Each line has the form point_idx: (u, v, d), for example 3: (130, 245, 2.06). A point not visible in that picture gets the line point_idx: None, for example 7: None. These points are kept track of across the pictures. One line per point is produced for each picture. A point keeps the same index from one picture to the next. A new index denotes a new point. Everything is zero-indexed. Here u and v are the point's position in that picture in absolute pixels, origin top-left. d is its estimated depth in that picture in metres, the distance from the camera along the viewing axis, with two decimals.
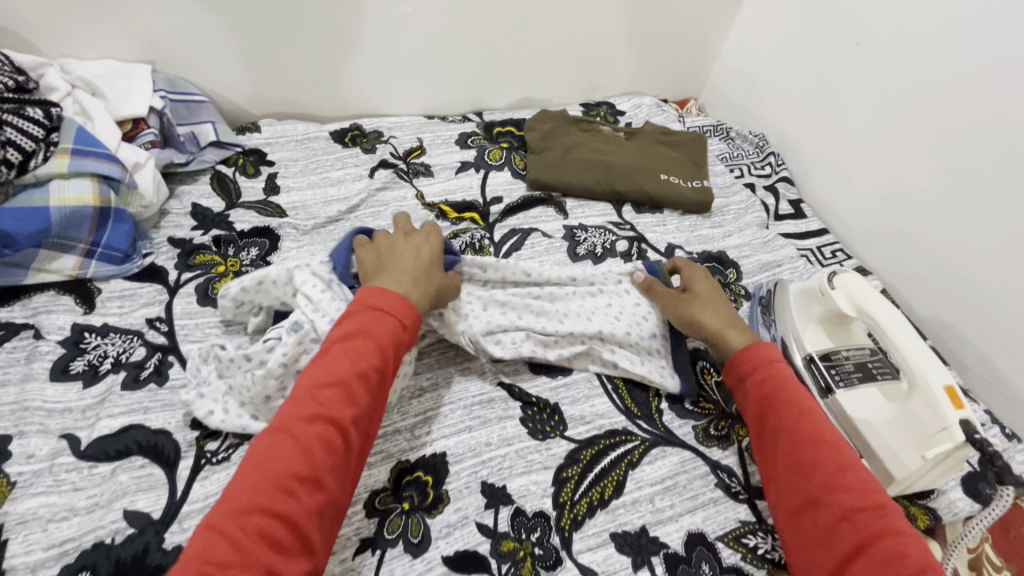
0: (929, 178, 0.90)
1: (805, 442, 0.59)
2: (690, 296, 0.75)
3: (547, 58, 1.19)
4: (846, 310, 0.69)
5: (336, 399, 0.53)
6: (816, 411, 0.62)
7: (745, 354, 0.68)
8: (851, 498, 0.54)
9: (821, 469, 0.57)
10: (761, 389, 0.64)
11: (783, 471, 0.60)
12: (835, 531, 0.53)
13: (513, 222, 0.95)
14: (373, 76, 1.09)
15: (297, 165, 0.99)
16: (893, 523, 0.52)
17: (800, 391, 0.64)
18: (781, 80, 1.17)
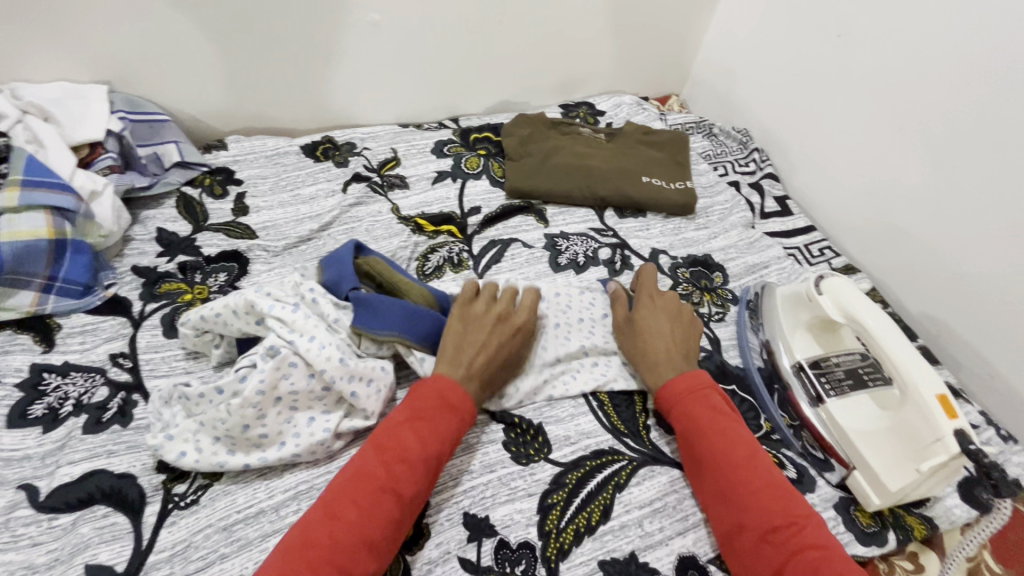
0: (916, 172, 0.88)
1: (729, 471, 0.58)
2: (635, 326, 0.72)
3: (523, 61, 1.16)
4: (834, 317, 0.66)
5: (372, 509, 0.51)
6: (737, 431, 0.60)
7: (672, 386, 0.65)
8: (768, 525, 0.53)
9: (739, 497, 0.56)
10: (682, 419, 0.63)
11: (709, 496, 0.59)
12: (760, 557, 0.53)
13: (492, 233, 0.93)
14: (344, 87, 1.06)
15: (267, 182, 0.96)
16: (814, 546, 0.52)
17: (717, 415, 0.62)
18: (762, 73, 1.14)
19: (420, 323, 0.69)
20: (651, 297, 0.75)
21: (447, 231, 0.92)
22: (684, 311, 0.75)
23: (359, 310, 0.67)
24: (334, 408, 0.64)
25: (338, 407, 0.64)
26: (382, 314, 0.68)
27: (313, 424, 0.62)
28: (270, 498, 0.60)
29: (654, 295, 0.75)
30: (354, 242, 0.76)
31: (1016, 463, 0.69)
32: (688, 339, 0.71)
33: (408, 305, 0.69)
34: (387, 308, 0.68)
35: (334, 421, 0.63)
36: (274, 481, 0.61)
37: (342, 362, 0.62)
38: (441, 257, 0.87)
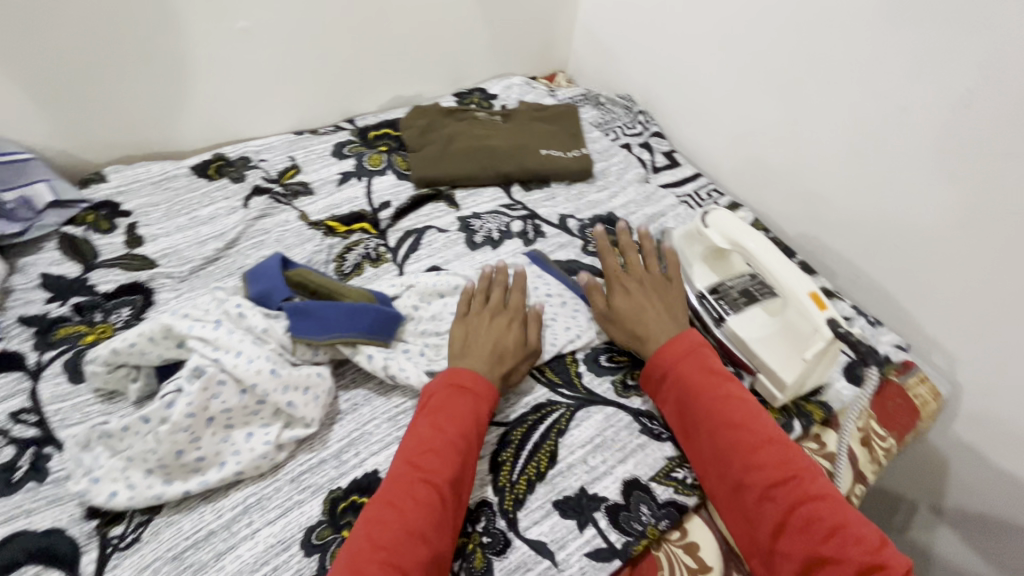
0: (775, 110, 0.99)
1: (717, 402, 0.63)
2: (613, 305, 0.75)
3: (409, 54, 1.17)
4: (720, 244, 0.75)
5: (416, 508, 0.53)
6: (731, 389, 0.64)
7: (666, 350, 0.68)
8: (769, 475, 0.57)
9: (722, 426, 0.61)
10: (674, 386, 0.66)
11: (706, 458, 0.62)
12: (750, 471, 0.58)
13: (406, 224, 0.94)
14: (227, 100, 1.03)
15: (160, 209, 0.91)
16: (815, 487, 0.56)
17: (709, 377, 0.65)
18: (633, 40, 1.23)
19: (360, 320, 0.69)
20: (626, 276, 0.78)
21: (360, 229, 0.92)
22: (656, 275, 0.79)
23: (296, 319, 0.67)
24: (272, 421, 0.63)
25: (276, 419, 0.63)
26: (318, 318, 0.68)
27: (251, 441, 0.61)
28: (219, 518, 0.59)
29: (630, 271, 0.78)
30: (284, 256, 0.76)
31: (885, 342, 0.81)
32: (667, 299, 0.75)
33: (344, 304, 0.69)
34: (324, 313, 0.68)
35: (273, 435, 0.62)
36: (220, 501, 0.60)
37: (274, 374, 0.61)
38: (359, 255, 0.88)
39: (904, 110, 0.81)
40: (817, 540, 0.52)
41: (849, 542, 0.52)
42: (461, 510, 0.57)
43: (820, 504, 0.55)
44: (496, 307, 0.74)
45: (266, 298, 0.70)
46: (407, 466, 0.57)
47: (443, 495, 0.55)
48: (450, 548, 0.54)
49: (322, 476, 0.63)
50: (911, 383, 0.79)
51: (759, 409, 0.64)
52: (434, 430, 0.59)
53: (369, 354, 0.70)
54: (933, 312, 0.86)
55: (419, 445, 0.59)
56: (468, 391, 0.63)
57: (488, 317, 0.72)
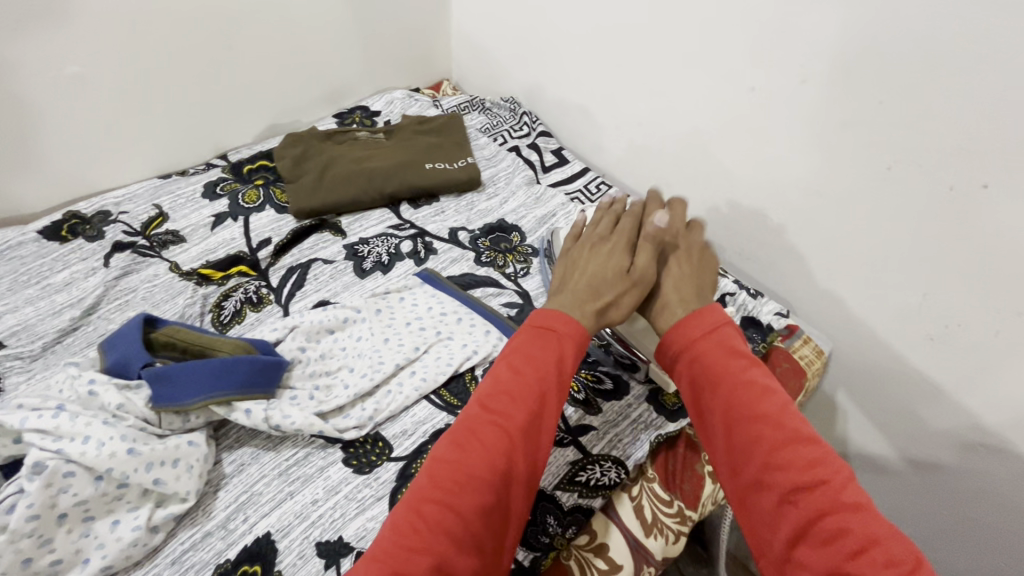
0: (641, 100, 0.99)
1: (738, 387, 0.52)
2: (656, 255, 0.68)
3: (276, 80, 1.11)
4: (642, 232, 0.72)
5: (479, 454, 0.49)
6: (757, 373, 0.54)
7: (688, 323, 0.58)
8: (793, 475, 0.46)
9: (744, 416, 0.51)
10: (690, 367, 0.56)
11: (721, 451, 0.52)
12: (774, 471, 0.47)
13: (288, 261, 0.89)
14: (72, 152, 0.94)
15: (3, 283, 0.82)
16: (845, 494, 0.45)
17: (730, 357, 0.55)
18: (508, 43, 1.23)
19: (233, 375, 0.65)
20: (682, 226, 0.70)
21: (238, 272, 0.87)
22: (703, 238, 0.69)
23: (157, 387, 0.62)
24: (141, 503, 0.58)
25: (145, 500, 0.58)
26: (182, 383, 0.62)
27: (117, 529, 0.56)
28: None
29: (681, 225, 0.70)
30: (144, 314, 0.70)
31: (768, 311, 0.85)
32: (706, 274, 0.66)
33: (211, 362, 0.64)
34: (189, 377, 0.63)
35: (143, 518, 0.57)
36: None
37: (132, 454, 0.56)
38: (238, 301, 0.83)
39: None
40: (839, 556, 0.42)
41: (876, 564, 0.41)
42: (541, 457, 0.52)
43: (850, 516, 0.44)
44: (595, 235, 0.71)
45: (123, 366, 0.64)
46: (477, 407, 0.52)
47: (514, 436, 0.50)
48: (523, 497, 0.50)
49: (207, 551, 0.59)
50: (797, 346, 0.83)
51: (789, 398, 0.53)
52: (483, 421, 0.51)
53: (247, 409, 0.65)
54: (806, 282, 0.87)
55: (495, 392, 0.53)
56: (552, 333, 0.57)
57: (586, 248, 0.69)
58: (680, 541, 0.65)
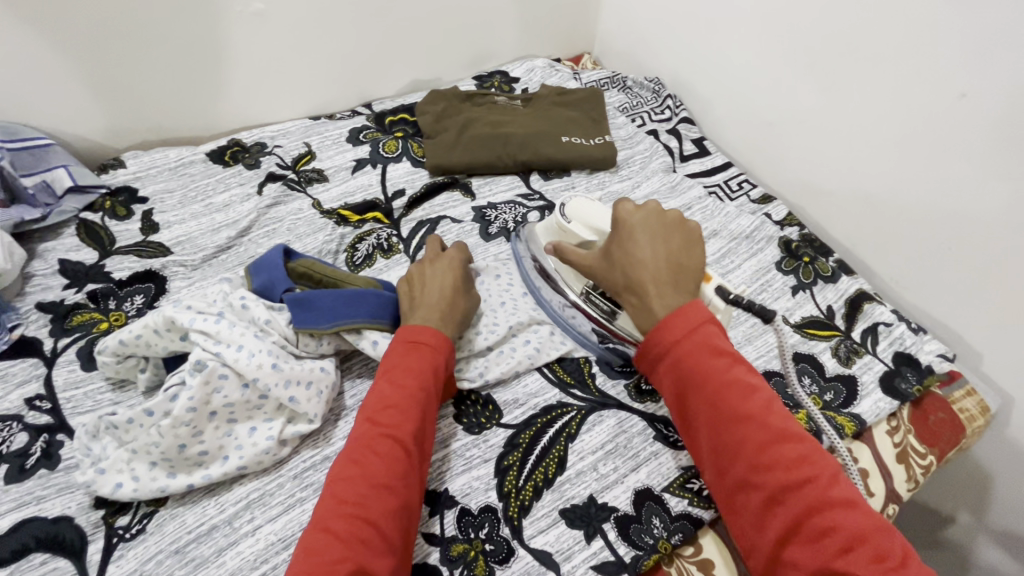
0: (813, 96, 0.92)
1: (726, 394, 0.52)
2: (612, 257, 0.63)
3: (427, 36, 1.13)
4: (589, 237, 0.69)
5: (371, 489, 0.51)
6: (739, 373, 0.54)
7: (673, 319, 0.56)
8: (779, 477, 0.48)
9: (731, 426, 0.51)
10: (673, 370, 0.55)
11: (707, 452, 0.53)
12: (764, 476, 0.49)
13: (420, 214, 0.92)
14: (245, 86, 1.01)
15: (174, 196, 0.91)
16: (834, 491, 0.48)
17: (715, 358, 0.54)
18: (663, 20, 1.16)
19: (364, 304, 0.68)
20: (625, 216, 0.63)
21: (373, 218, 0.90)
22: (671, 218, 0.64)
23: (297, 307, 0.65)
24: (275, 415, 0.62)
25: (279, 414, 0.62)
26: (319, 308, 0.66)
27: (254, 435, 0.61)
28: (222, 512, 0.58)
29: (626, 213, 0.64)
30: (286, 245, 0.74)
31: (928, 351, 0.75)
32: (681, 261, 0.60)
33: (345, 290, 0.68)
34: (323, 301, 0.66)
35: (276, 429, 0.61)
36: (223, 494, 0.60)
37: (275, 369, 0.60)
38: (370, 245, 0.86)
39: (964, 97, 0.74)
40: (829, 554, 0.45)
41: (866, 558, 0.44)
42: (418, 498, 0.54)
43: (841, 511, 0.46)
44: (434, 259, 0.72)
45: (269, 288, 0.69)
46: (366, 424, 0.56)
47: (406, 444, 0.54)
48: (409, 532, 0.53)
49: (325, 473, 0.62)
50: (956, 397, 0.73)
51: (773, 397, 0.54)
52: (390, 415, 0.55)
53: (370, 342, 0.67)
54: (978, 323, 0.79)
55: (379, 403, 0.57)
56: (424, 348, 0.61)
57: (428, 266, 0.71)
58: None
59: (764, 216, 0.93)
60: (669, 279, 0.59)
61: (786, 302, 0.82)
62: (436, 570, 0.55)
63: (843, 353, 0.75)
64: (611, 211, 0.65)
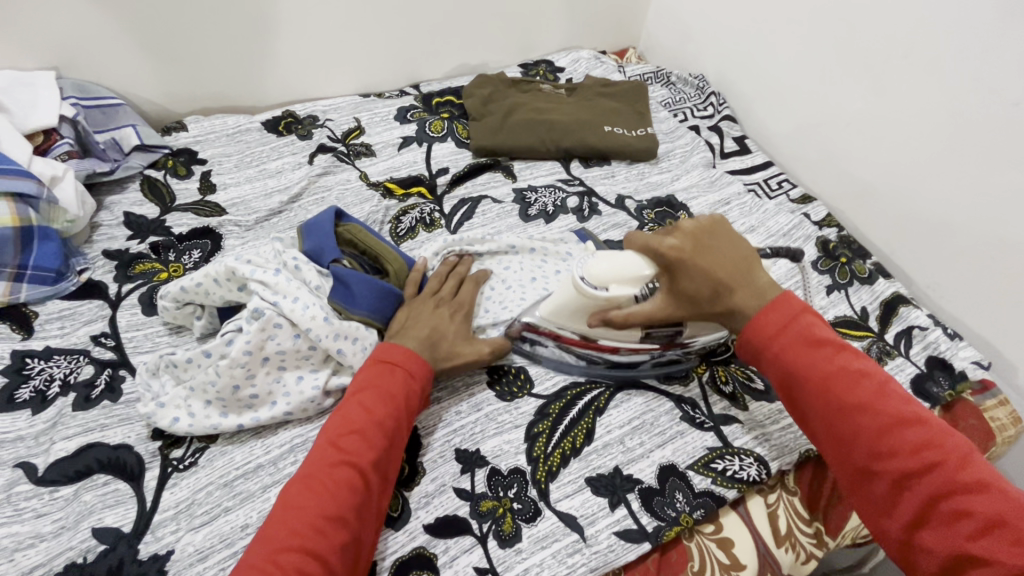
0: (861, 98, 0.91)
1: (837, 380, 0.53)
2: (682, 290, 0.60)
3: (477, 21, 1.15)
4: (632, 292, 0.62)
5: (345, 482, 0.52)
6: (845, 362, 0.54)
7: (768, 316, 0.57)
8: (901, 463, 0.50)
9: (848, 415, 0.52)
10: (775, 365, 0.56)
11: (823, 439, 0.55)
12: (888, 460, 0.50)
13: (462, 192, 0.94)
14: (301, 60, 1.05)
15: (231, 160, 0.96)
16: (964, 474, 0.48)
17: (816, 347, 0.55)
18: (711, 17, 1.16)
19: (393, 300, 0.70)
20: (675, 251, 0.59)
21: (417, 193, 0.93)
22: (703, 225, 0.62)
23: (337, 288, 0.67)
24: (321, 366, 0.65)
25: (325, 365, 0.65)
26: (356, 294, 0.67)
27: (301, 383, 0.64)
28: (267, 453, 0.62)
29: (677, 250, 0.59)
30: (336, 209, 0.76)
31: (963, 357, 0.75)
32: (745, 258, 0.61)
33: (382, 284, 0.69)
34: (361, 285, 0.68)
35: (322, 380, 0.64)
36: (269, 437, 0.63)
37: (327, 322, 0.63)
38: (414, 219, 0.89)
39: (1018, 105, 0.73)
40: (963, 537, 0.46)
41: (1005, 540, 0.44)
42: (390, 484, 0.56)
43: (971, 495, 0.47)
44: (443, 296, 0.71)
45: (318, 251, 0.71)
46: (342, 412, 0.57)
47: (381, 438, 0.55)
48: (381, 516, 0.54)
49: None
50: (990, 406, 0.73)
51: (885, 380, 0.54)
52: (364, 411, 0.56)
53: None
54: (1015, 333, 0.79)
55: (355, 395, 0.58)
56: (405, 359, 0.61)
57: (432, 304, 0.69)
58: (808, 564, 0.62)
59: (803, 216, 0.93)
60: (749, 278, 0.60)
61: (820, 300, 0.82)
62: (465, 522, 0.57)
63: (874, 354, 0.76)
64: (649, 249, 0.59)
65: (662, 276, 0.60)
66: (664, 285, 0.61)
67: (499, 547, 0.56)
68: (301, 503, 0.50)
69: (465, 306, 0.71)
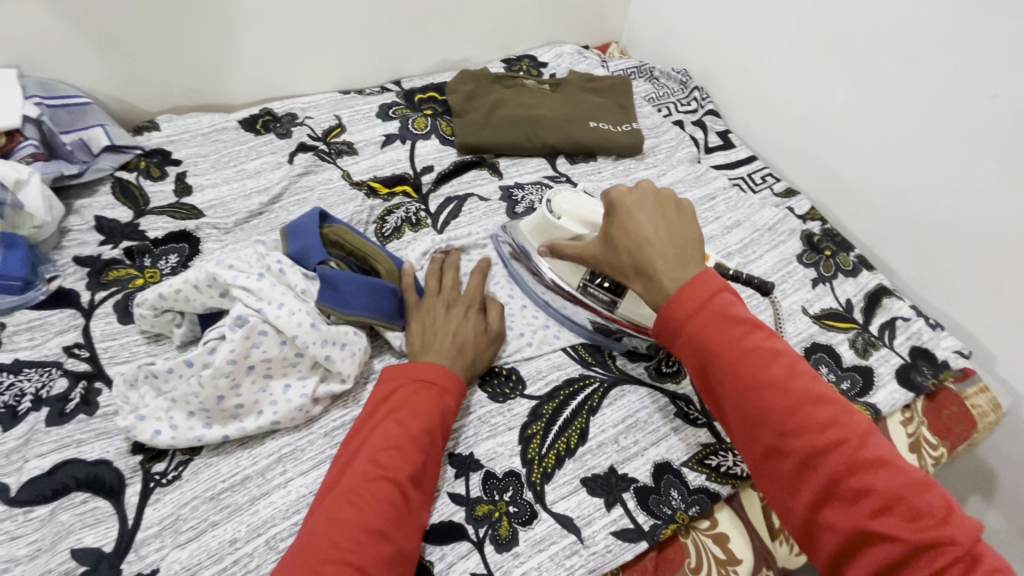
0: (842, 91, 0.92)
1: (747, 359, 0.50)
2: (613, 241, 0.61)
3: (458, 15, 1.13)
4: (580, 231, 0.68)
5: (386, 495, 0.50)
6: (757, 340, 0.51)
7: (685, 293, 0.53)
8: (809, 442, 0.47)
9: (758, 394, 0.49)
10: (691, 347, 0.52)
11: (733, 420, 0.52)
12: (793, 439, 0.48)
13: (447, 190, 0.93)
14: (277, 55, 1.02)
15: (207, 160, 0.92)
16: (862, 452, 0.47)
17: (727, 325, 0.51)
18: (693, 11, 1.16)
19: (386, 299, 0.69)
20: (620, 197, 0.61)
21: (402, 192, 0.92)
22: (667, 198, 0.62)
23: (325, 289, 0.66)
24: (309, 373, 0.64)
25: (312, 372, 0.64)
26: (346, 294, 0.66)
27: (289, 391, 0.62)
28: (255, 464, 0.60)
29: (622, 194, 0.61)
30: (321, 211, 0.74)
31: (945, 347, 0.77)
32: (684, 235, 0.58)
33: (374, 281, 0.68)
34: (350, 285, 0.67)
35: (310, 388, 0.62)
36: (255, 447, 0.62)
37: (314, 328, 0.61)
38: (399, 218, 0.87)
39: (995, 98, 0.74)
40: (863, 515, 0.45)
41: (904, 517, 0.44)
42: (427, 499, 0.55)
43: (873, 473, 0.45)
44: (447, 293, 0.70)
45: (305, 252, 0.69)
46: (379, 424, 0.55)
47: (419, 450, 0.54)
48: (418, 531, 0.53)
49: None
50: (969, 393, 0.75)
51: (795, 358, 0.51)
52: (399, 423, 0.55)
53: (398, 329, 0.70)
54: (993, 322, 0.81)
55: (393, 409, 0.57)
56: (436, 376, 0.60)
57: (444, 306, 0.68)
58: (802, 555, 0.63)
59: (787, 209, 0.94)
60: (679, 256, 0.56)
61: (806, 293, 0.83)
62: (461, 528, 0.57)
63: (860, 345, 0.77)
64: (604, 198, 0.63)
65: (604, 222, 0.63)
66: (602, 233, 0.63)
67: (497, 552, 0.55)
68: (341, 515, 0.48)
69: (473, 303, 0.70)
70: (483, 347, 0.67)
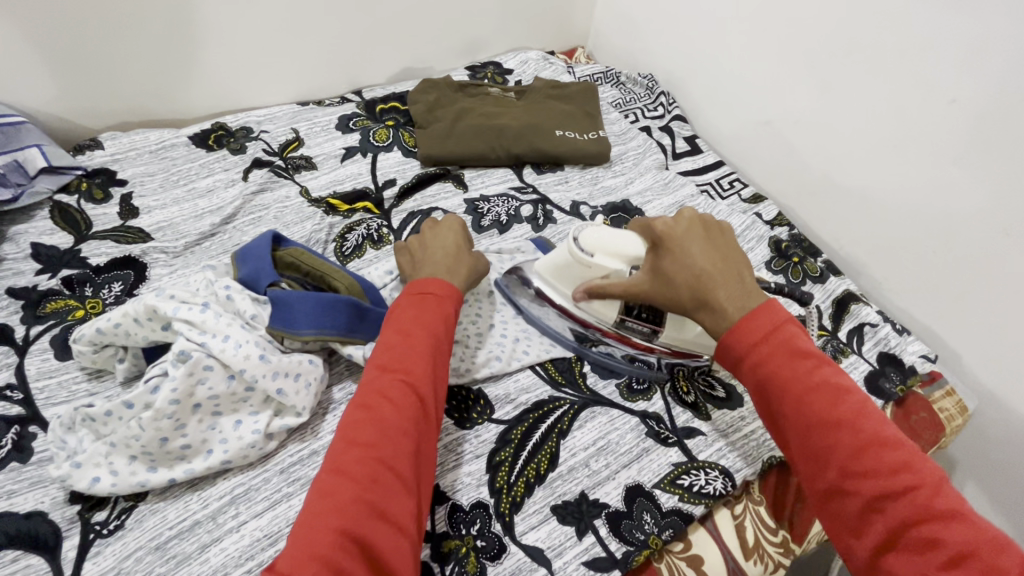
0: (805, 96, 0.92)
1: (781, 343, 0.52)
2: (667, 276, 0.59)
3: (419, 23, 1.11)
4: (619, 269, 0.64)
5: (394, 425, 0.50)
6: (789, 328, 0.53)
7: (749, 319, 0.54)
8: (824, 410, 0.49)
9: (794, 374, 0.51)
10: (756, 371, 0.53)
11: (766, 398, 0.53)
12: (814, 411, 0.49)
13: (410, 205, 0.90)
14: (230, 67, 0.98)
15: (155, 180, 0.88)
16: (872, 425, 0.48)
17: (765, 315, 0.54)
18: (657, 15, 1.15)
19: (342, 313, 0.65)
20: (667, 229, 0.61)
21: (363, 208, 0.88)
22: (708, 222, 0.62)
23: (276, 311, 0.62)
24: (262, 408, 0.60)
25: (265, 407, 0.60)
26: (297, 315, 0.63)
27: (240, 429, 0.59)
28: (205, 507, 0.57)
29: (669, 226, 0.61)
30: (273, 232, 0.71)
31: (911, 351, 0.77)
32: (734, 264, 0.59)
33: (325, 296, 0.65)
34: (301, 306, 0.63)
35: (263, 424, 0.59)
36: (205, 489, 0.58)
37: (263, 360, 0.58)
38: (360, 235, 0.84)
39: (953, 102, 0.75)
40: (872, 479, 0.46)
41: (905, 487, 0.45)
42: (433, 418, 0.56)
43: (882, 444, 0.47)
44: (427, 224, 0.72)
45: (254, 275, 0.66)
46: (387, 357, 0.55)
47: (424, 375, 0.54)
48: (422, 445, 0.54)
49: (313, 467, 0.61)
50: (937, 396, 0.75)
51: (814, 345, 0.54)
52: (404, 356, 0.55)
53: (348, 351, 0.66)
54: (958, 324, 0.81)
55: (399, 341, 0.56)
56: (430, 296, 0.60)
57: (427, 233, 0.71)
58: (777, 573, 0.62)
59: (755, 216, 0.94)
60: (729, 279, 0.57)
61: None
62: (425, 567, 0.54)
63: (830, 353, 0.76)
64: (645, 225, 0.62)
65: (649, 254, 0.61)
66: (650, 267, 0.61)
67: None
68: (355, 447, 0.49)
69: (452, 223, 0.72)
70: (477, 262, 0.70)
